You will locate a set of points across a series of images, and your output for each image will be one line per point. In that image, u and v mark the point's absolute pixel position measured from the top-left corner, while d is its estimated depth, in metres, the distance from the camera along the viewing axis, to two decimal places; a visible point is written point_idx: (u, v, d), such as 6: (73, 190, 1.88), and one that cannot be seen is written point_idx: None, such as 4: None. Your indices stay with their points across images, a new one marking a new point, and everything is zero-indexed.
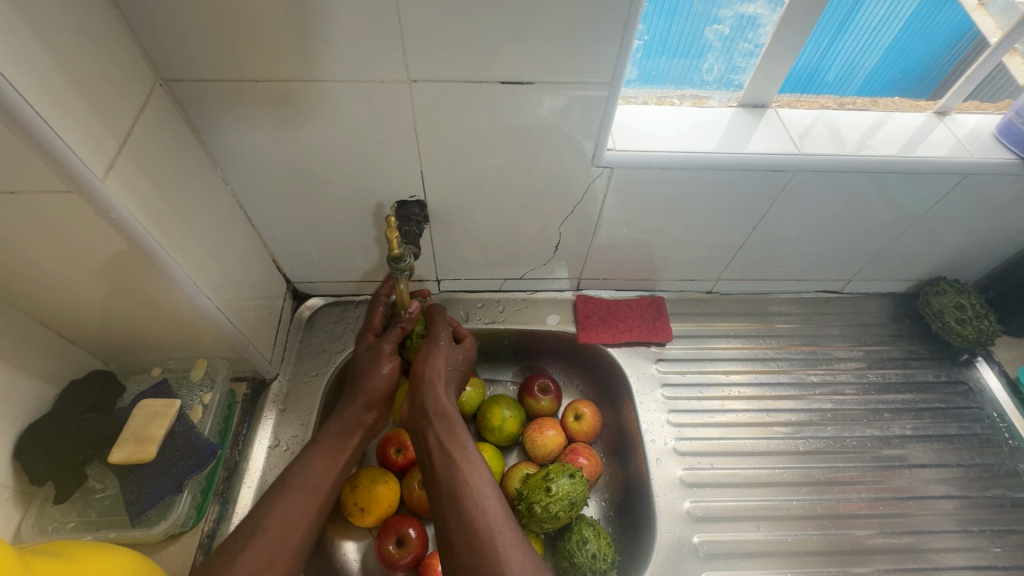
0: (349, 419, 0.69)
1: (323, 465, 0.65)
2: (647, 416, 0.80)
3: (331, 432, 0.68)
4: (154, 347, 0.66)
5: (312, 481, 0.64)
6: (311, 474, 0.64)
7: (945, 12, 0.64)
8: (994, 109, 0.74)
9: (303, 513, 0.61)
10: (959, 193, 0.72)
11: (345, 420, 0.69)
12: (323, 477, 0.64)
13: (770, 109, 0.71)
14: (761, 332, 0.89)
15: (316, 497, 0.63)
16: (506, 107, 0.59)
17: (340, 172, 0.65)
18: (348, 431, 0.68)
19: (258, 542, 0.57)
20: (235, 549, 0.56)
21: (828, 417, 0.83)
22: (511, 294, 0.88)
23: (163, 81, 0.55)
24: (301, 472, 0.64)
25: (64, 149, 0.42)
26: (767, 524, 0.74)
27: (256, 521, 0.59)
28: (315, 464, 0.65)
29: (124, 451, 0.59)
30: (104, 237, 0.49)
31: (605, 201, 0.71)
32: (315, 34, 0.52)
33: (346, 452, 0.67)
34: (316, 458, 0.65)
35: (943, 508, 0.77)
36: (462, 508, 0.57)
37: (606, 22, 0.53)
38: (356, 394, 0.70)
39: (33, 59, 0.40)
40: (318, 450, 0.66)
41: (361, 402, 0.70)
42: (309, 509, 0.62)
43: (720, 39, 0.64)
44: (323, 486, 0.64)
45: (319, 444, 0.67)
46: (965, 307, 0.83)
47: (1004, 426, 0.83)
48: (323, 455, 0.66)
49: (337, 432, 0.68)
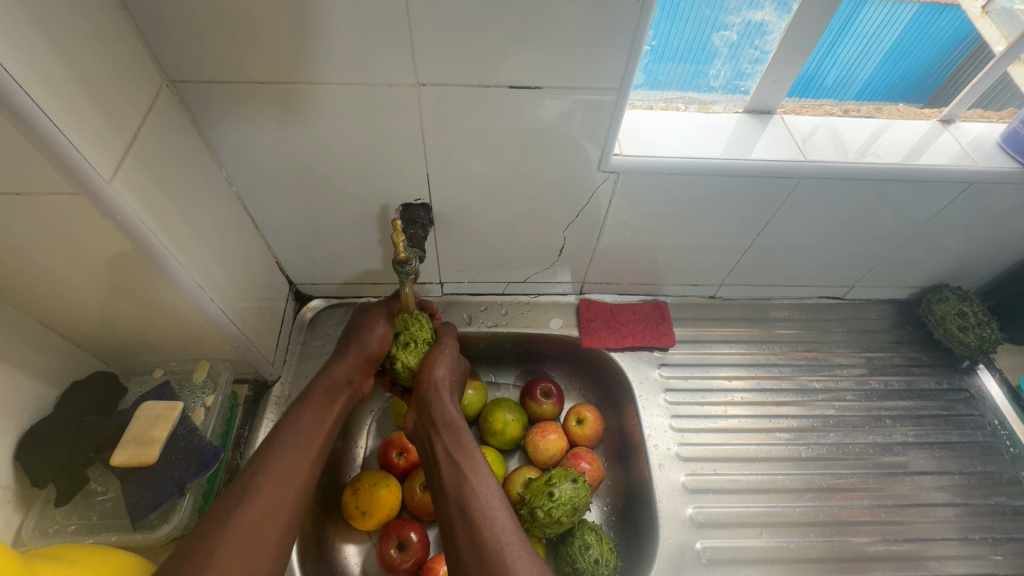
0: (337, 380, 0.66)
1: (310, 430, 0.61)
2: (650, 421, 0.80)
3: (320, 395, 0.64)
4: (157, 348, 0.65)
5: (302, 441, 0.60)
6: (298, 437, 0.60)
7: (942, 19, 0.65)
8: (997, 117, 0.74)
9: (298, 467, 0.58)
10: (964, 201, 0.73)
11: (334, 380, 0.66)
12: (311, 439, 0.61)
13: (776, 115, 0.71)
14: (763, 338, 0.89)
15: (306, 457, 0.59)
16: (514, 111, 0.59)
17: (345, 174, 0.65)
18: (335, 393, 0.65)
19: (254, 497, 0.54)
20: (226, 506, 0.53)
21: (830, 424, 0.83)
22: (514, 298, 0.87)
23: (169, 82, 0.54)
24: (288, 434, 0.60)
25: (71, 151, 0.42)
26: (768, 530, 0.74)
27: (251, 477, 0.55)
28: (303, 427, 0.61)
29: (128, 453, 0.59)
30: (108, 238, 0.49)
31: (610, 206, 0.71)
32: (324, 36, 0.52)
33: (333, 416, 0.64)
34: (303, 419, 0.62)
35: (943, 516, 0.77)
36: (483, 549, 0.52)
37: (616, 27, 0.52)
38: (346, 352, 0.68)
39: (41, 59, 0.40)
40: (307, 411, 0.63)
41: (352, 366, 0.67)
42: (302, 464, 0.58)
43: (727, 45, 0.65)
44: (313, 448, 0.60)
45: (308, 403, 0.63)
46: (967, 315, 0.83)
47: (1005, 433, 0.83)
48: (311, 415, 0.62)
49: (324, 392, 0.65)
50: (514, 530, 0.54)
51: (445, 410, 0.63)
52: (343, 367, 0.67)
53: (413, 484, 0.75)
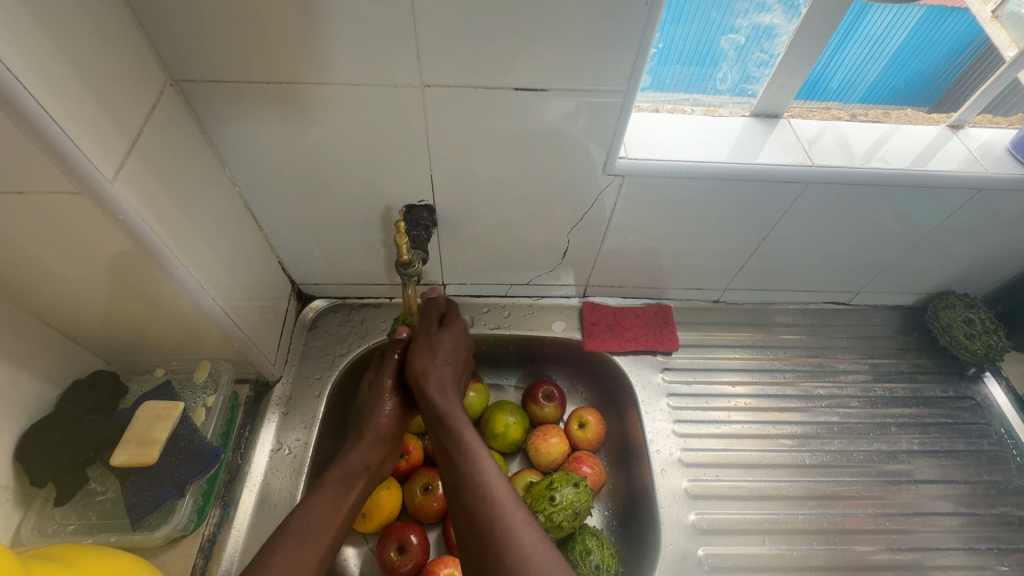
0: (353, 466, 0.64)
1: (326, 512, 0.58)
2: (652, 426, 0.80)
3: (335, 476, 0.62)
4: (159, 347, 0.65)
5: (315, 529, 0.56)
6: (317, 518, 0.57)
7: (948, 22, 0.64)
8: (1006, 123, 0.73)
9: (312, 555, 0.54)
10: (972, 208, 0.72)
11: (350, 467, 0.64)
12: (325, 526, 0.57)
13: (783, 119, 0.70)
14: (767, 343, 0.88)
15: (322, 547, 0.55)
16: (519, 113, 0.59)
17: (349, 175, 0.65)
18: (350, 478, 0.63)
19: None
20: None
21: (834, 431, 0.82)
22: (516, 300, 0.87)
23: (173, 81, 0.54)
24: (305, 518, 0.57)
25: (72, 148, 0.42)
26: (772, 537, 0.73)
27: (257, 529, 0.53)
28: (318, 509, 0.58)
29: (128, 454, 0.59)
30: (109, 236, 0.49)
31: (615, 209, 0.71)
32: (327, 36, 0.51)
33: (350, 497, 0.61)
34: (315, 504, 0.58)
35: (948, 525, 0.76)
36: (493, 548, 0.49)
37: (624, 29, 0.52)
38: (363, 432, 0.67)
39: (45, 58, 0.39)
40: (324, 493, 0.60)
41: (366, 442, 0.66)
42: (316, 555, 0.54)
43: (735, 48, 0.64)
44: (326, 533, 0.57)
45: (324, 486, 0.61)
46: (974, 322, 0.83)
47: (1012, 442, 0.82)
48: (328, 498, 0.60)
49: (338, 478, 0.62)
50: (514, 505, 0.53)
51: (442, 402, 0.63)
52: (361, 450, 0.65)
53: (414, 486, 0.74)
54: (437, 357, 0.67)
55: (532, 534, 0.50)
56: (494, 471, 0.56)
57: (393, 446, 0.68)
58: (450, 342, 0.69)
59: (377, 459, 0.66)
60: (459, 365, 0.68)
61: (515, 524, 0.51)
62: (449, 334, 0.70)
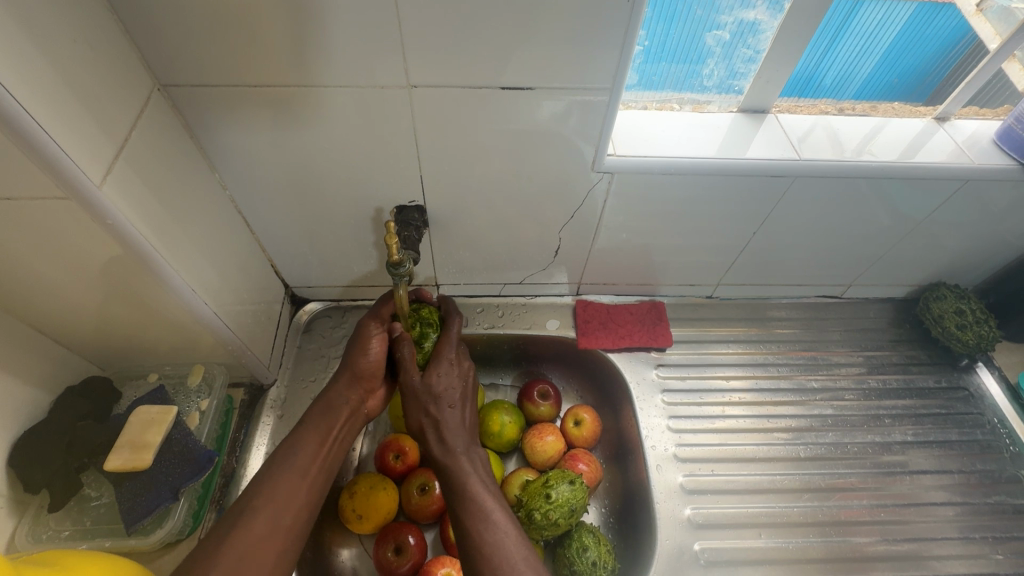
0: (334, 402, 0.63)
1: (311, 449, 0.59)
2: (647, 422, 0.80)
3: (317, 416, 0.62)
4: (152, 353, 0.65)
5: (301, 462, 0.57)
6: (299, 456, 0.58)
7: (940, 18, 0.65)
8: (992, 115, 0.74)
9: (296, 490, 0.55)
10: (961, 198, 0.72)
11: (331, 403, 0.63)
12: (312, 458, 0.58)
13: (770, 115, 0.71)
14: (760, 338, 0.88)
15: (306, 479, 0.57)
16: (506, 113, 0.59)
17: (339, 177, 0.65)
18: (332, 412, 0.62)
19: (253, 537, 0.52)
20: None
21: (829, 423, 0.82)
22: (510, 299, 0.87)
23: (161, 86, 0.55)
24: (288, 455, 0.57)
25: (60, 154, 0.42)
26: (768, 531, 0.74)
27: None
28: (303, 444, 0.59)
29: (121, 458, 0.59)
30: (100, 243, 0.49)
31: (605, 207, 0.71)
32: (314, 39, 0.52)
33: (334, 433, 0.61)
34: (303, 440, 0.59)
35: (944, 515, 0.76)
36: None
37: (608, 28, 0.53)
38: (342, 371, 0.65)
39: (30, 65, 0.40)
40: (306, 432, 0.60)
41: (348, 385, 0.65)
42: (301, 488, 0.56)
43: (720, 44, 0.64)
44: (314, 466, 0.58)
45: (305, 426, 0.60)
46: (965, 313, 0.83)
47: (1005, 432, 0.83)
48: (311, 436, 0.60)
49: (321, 414, 0.62)
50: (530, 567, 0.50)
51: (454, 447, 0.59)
52: (340, 388, 0.64)
53: (411, 487, 0.74)
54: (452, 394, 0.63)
55: None
56: (503, 519, 0.54)
57: (378, 382, 0.67)
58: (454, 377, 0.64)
59: (358, 398, 0.65)
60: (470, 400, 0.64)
61: None
62: (459, 373, 0.65)
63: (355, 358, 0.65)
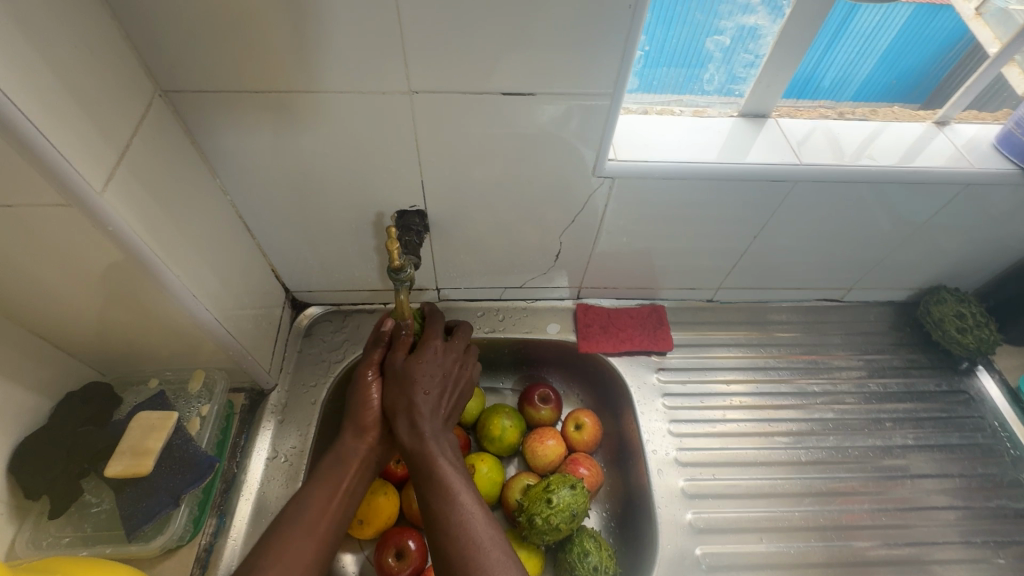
0: (341, 455, 0.63)
1: (319, 502, 0.59)
2: (648, 426, 0.80)
3: (325, 471, 0.62)
4: (153, 358, 0.65)
5: (311, 516, 0.57)
6: (308, 511, 0.58)
7: (936, 20, 0.66)
8: (991, 118, 0.74)
9: (304, 547, 0.55)
10: (961, 203, 0.72)
11: (339, 456, 0.63)
12: (321, 513, 0.58)
13: (771, 119, 0.71)
14: (761, 341, 0.88)
15: (315, 538, 0.56)
16: (507, 118, 0.59)
17: (340, 182, 0.65)
18: (341, 466, 0.62)
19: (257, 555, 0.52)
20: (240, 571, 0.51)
21: (830, 427, 0.82)
22: (510, 303, 0.87)
23: (162, 92, 0.54)
24: (296, 510, 0.57)
25: (61, 161, 0.42)
26: (769, 535, 0.74)
27: None
28: (312, 499, 0.59)
29: (122, 464, 0.59)
30: (101, 249, 0.49)
31: (606, 211, 0.71)
32: (314, 45, 0.52)
33: (342, 485, 0.61)
34: (311, 495, 0.59)
35: (945, 519, 0.76)
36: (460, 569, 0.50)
37: (609, 35, 0.53)
38: (347, 424, 0.65)
39: (32, 73, 0.40)
40: (314, 487, 0.60)
41: (354, 436, 0.65)
42: (311, 546, 0.56)
43: (721, 49, 0.65)
44: (322, 521, 0.58)
45: (314, 481, 0.61)
46: (966, 316, 0.83)
47: (1006, 435, 0.83)
48: (318, 490, 0.60)
49: (329, 467, 0.62)
50: (490, 542, 0.52)
51: (416, 431, 0.60)
52: (348, 441, 0.64)
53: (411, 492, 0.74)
54: (423, 381, 0.64)
55: (502, 556, 0.51)
56: (464, 487, 0.56)
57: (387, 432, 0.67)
58: (428, 363, 0.66)
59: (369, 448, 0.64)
60: (442, 386, 0.65)
61: (490, 564, 0.50)
62: (436, 355, 0.67)
63: (358, 410, 0.65)
